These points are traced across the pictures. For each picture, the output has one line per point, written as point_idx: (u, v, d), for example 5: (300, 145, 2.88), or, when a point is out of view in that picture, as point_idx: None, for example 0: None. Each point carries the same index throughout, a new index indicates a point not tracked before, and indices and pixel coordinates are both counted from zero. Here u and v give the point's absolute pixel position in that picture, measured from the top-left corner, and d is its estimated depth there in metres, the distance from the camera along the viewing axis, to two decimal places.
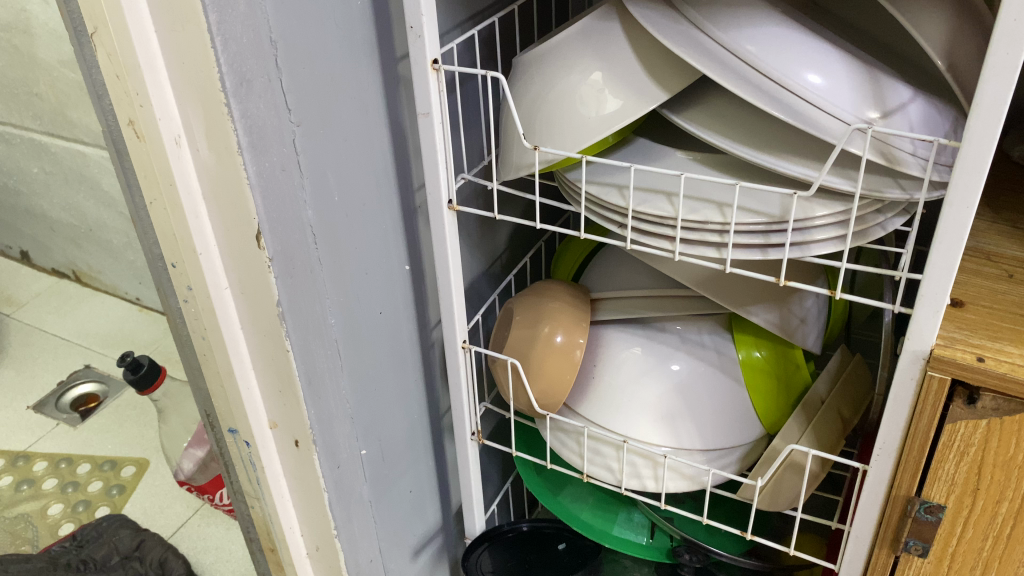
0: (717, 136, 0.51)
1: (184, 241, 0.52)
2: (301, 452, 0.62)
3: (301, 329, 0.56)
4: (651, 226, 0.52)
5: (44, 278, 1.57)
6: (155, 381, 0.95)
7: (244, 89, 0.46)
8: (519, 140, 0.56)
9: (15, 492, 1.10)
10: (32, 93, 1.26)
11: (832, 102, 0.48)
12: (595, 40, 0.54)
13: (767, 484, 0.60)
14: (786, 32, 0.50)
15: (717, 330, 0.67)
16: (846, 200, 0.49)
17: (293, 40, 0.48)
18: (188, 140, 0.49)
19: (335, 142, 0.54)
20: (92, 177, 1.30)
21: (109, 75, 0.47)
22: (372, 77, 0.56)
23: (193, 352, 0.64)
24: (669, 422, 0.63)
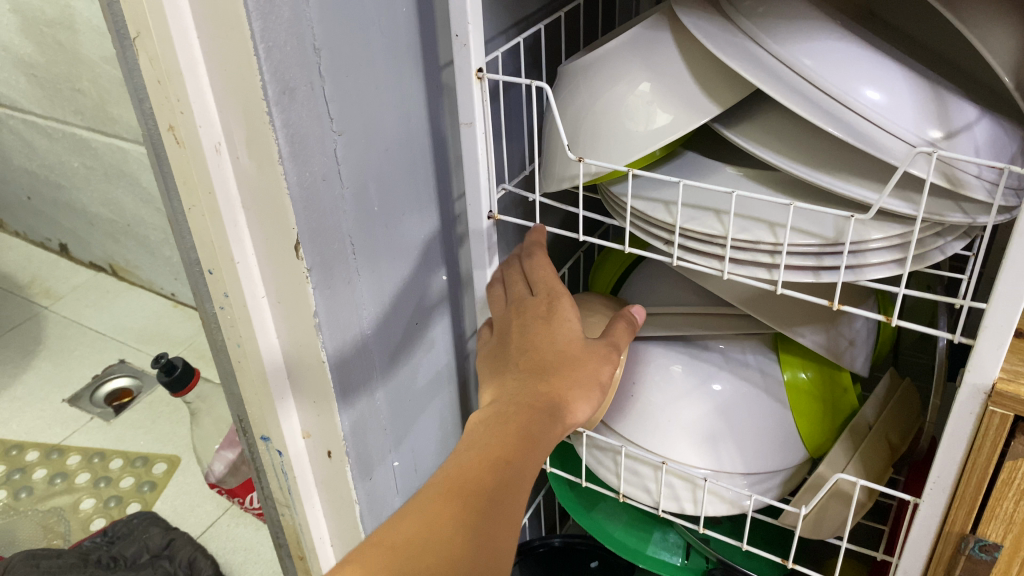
0: (772, 154, 0.49)
1: (222, 249, 0.52)
2: (333, 464, 0.61)
3: (337, 341, 0.55)
4: (699, 244, 0.50)
5: (83, 271, 1.58)
6: (189, 383, 0.95)
7: (287, 97, 0.45)
8: (563, 152, 0.54)
9: (48, 485, 1.11)
10: (75, 88, 1.26)
11: (895, 122, 0.46)
12: (645, 50, 0.53)
13: (810, 513, 0.58)
14: (846, 47, 0.48)
15: (761, 349, 0.65)
16: (905, 223, 0.47)
17: (338, 48, 0.47)
18: (228, 148, 0.48)
19: (377, 150, 0.53)
20: (131, 173, 1.31)
21: (151, 80, 0.47)
22: (415, 85, 0.55)
23: (227, 359, 0.64)
24: (710, 444, 0.61)
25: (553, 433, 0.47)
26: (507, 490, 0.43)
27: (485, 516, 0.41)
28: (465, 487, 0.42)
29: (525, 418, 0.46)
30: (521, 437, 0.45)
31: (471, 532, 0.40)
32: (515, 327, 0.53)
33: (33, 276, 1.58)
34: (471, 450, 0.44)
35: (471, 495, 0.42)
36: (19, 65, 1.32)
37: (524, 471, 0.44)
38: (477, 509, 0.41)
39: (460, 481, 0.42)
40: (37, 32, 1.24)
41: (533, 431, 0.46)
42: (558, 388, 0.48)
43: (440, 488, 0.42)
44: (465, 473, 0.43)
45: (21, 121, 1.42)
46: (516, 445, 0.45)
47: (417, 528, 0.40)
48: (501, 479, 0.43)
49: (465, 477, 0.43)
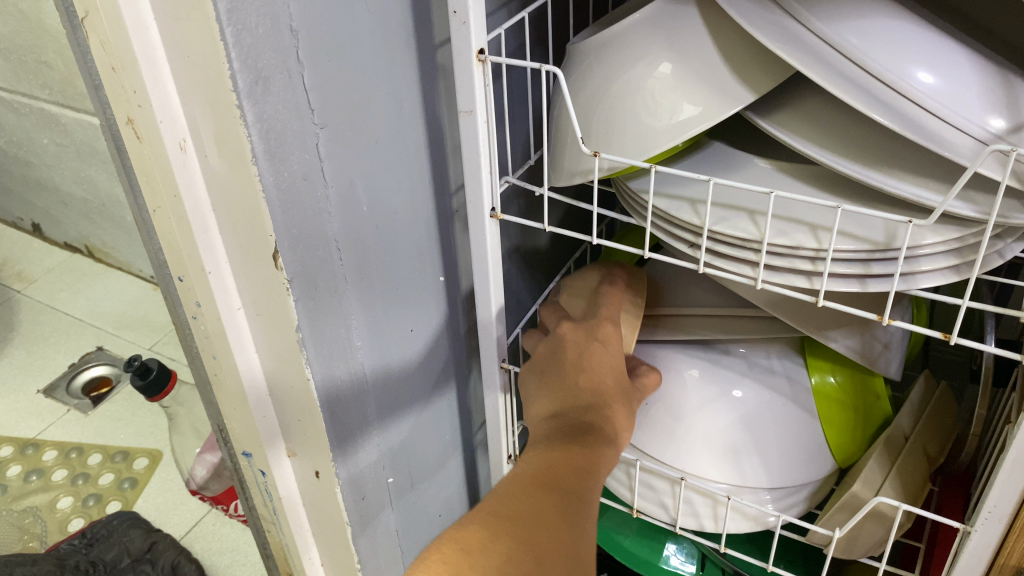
0: (814, 148, 0.43)
1: (191, 258, 0.46)
2: (322, 484, 0.56)
3: (323, 356, 0.49)
4: (730, 248, 0.45)
5: (57, 252, 1.51)
6: (169, 382, 0.89)
7: (260, 88, 0.39)
8: (574, 143, 0.48)
9: (23, 484, 1.06)
10: (40, 61, 1.19)
11: (959, 113, 0.40)
12: (667, 28, 0.46)
13: (843, 535, 0.53)
14: (900, 26, 0.42)
15: (787, 352, 0.60)
16: (964, 225, 0.41)
17: (318, 29, 0.41)
18: (195, 144, 0.42)
19: (365, 143, 0.47)
20: (103, 151, 1.24)
21: (103, 67, 0.40)
22: (407, 68, 0.48)
23: (203, 369, 0.58)
24: (733, 458, 0.57)
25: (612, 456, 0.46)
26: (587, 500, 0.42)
27: (575, 513, 0.40)
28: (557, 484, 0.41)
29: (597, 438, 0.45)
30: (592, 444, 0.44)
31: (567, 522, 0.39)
32: (572, 341, 0.51)
33: (4, 257, 1.51)
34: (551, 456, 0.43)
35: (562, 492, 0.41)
36: None
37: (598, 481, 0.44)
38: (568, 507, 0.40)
39: (547, 479, 0.41)
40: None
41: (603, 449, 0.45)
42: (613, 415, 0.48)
43: (526, 480, 0.41)
44: (551, 473, 0.42)
45: None
46: (593, 453, 0.44)
47: (521, 515, 0.38)
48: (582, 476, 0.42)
49: (551, 477, 0.42)
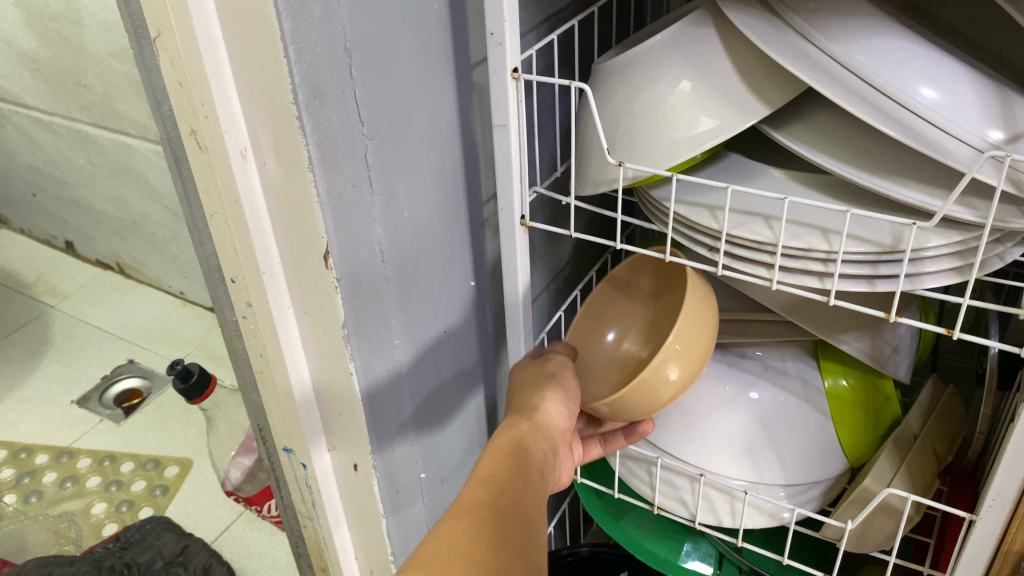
0: (825, 158, 0.46)
1: (247, 259, 0.49)
2: (360, 477, 0.59)
3: (365, 352, 0.52)
4: (747, 251, 0.48)
5: (89, 269, 1.56)
6: (207, 389, 0.92)
7: (317, 101, 0.42)
8: (600, 154, 0.52)
9: (59, 490, 1.09)
10: (79, 84, 1.24)
11: (958, 124, 0.43)
12: (687, 47, 0.50)
13: (855, 527, 0.56)
14: (904, 45, 0.45)
15: (800, 355, 0.63)
16: (966, 229, 0.44)
17: (369, 49, 0.45)
18: (255, 153, 0.46)
19: (408, 154, 0.50)
20: (138, 170, 1.29)
21: (173, 83, 0.44)
22: (445, 85, 0.52)
23: (248, 368, 0.62)
24: (749, 455, 0.59)
25: (536, 451, 0.50)
26: (524, 515, 0.44)
27: (510, 525, 0.42)
28: (481, 509, 0.43)
29: (510, 448, 0.49)
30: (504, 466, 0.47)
31: (507, 540, 0.41)
32: None
33: (38, 274, 1.56)
34: (473, 487, 0.45)
35: (489, 514, 0.42)
36: (22, 60, 1.29)
37: (529, 495, 0.46)
38: (500, 524, 0.42)
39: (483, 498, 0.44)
40: (41, 27, 1.21)
41: (520, 463, 0.48)
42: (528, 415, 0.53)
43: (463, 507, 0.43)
44: (478, 502, 0.43)
45: (25, 116, 1.39)
46: (503, 469, 0.47)
47: (454, 546, 0.39)
48: (504, 491, 0.45)
49: (476, 505, 0.43)
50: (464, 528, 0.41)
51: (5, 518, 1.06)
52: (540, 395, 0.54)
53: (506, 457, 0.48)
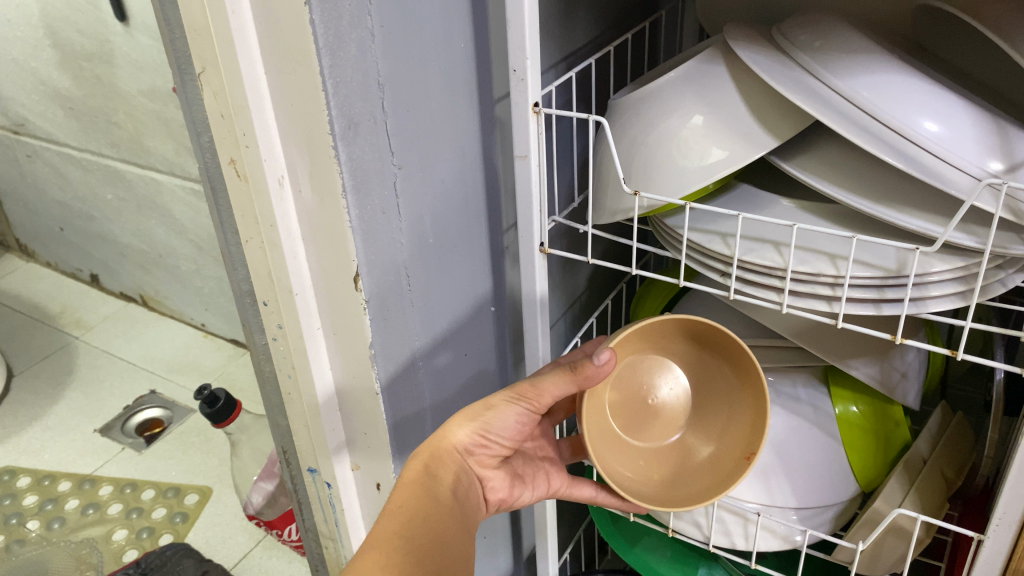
0: (832, 187, 0.49)
1: (280, 281, 0.52)
2: (382, 496, 0.61)
3: (390, 373, 0.55)
4: (757, 276, 0.50)
5: (112, 301, 1.60)
6: (231, 414, 0.95)
7: (351, 132, 0.45)
8: (616, 184, 0.54)
9: (81, 516, 1.11)
10: (110, 121, 1.28)
11: (958, 155, 0.45)
12: (699, 83, 0.53)
13: (866, 549, 0.57)
14: (905, 81, 0.48)
15: (811, 381, 0.65)
16: (968, 255, 0.46)
17: (399, 84, 0.48)
18: (291, 181, 0.48)
19: (433, 183, 0.53)
20: (164, 205, 1.33)
21: (215, 115, 0.47)
22: (469, 119, 0.55)
23: (275, 390, 0.64)
24: (763, 478, 0.61)
25: (444, 482, 0.52)
26: (438, 539, 0.48)
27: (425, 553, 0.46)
28: (393, 543, 0.46)
29: (419, 476, 0.51)
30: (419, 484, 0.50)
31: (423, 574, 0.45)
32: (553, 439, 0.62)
33: (63, 305, 1.59)
34: (385, 518, 0.48)
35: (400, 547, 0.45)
36: (55, 98, 1.34)
37: (442, 519, 0.49)
38: (414, 558, 0.45)
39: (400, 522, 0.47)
40: (76, 67, 1.26)
41: (425, 485, 0.51)
42: (441, 438, 0.53)
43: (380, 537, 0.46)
44: (388, 534, 0.46)
45: (56, 153, 1.43)
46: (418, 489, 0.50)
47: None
48: (420, 513, 0.49)
49: (387, 537, 0.46)
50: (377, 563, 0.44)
51: (28, 544, 1.08)
52: (453, 419, 0.54)
53: (413, 482, 0.51)
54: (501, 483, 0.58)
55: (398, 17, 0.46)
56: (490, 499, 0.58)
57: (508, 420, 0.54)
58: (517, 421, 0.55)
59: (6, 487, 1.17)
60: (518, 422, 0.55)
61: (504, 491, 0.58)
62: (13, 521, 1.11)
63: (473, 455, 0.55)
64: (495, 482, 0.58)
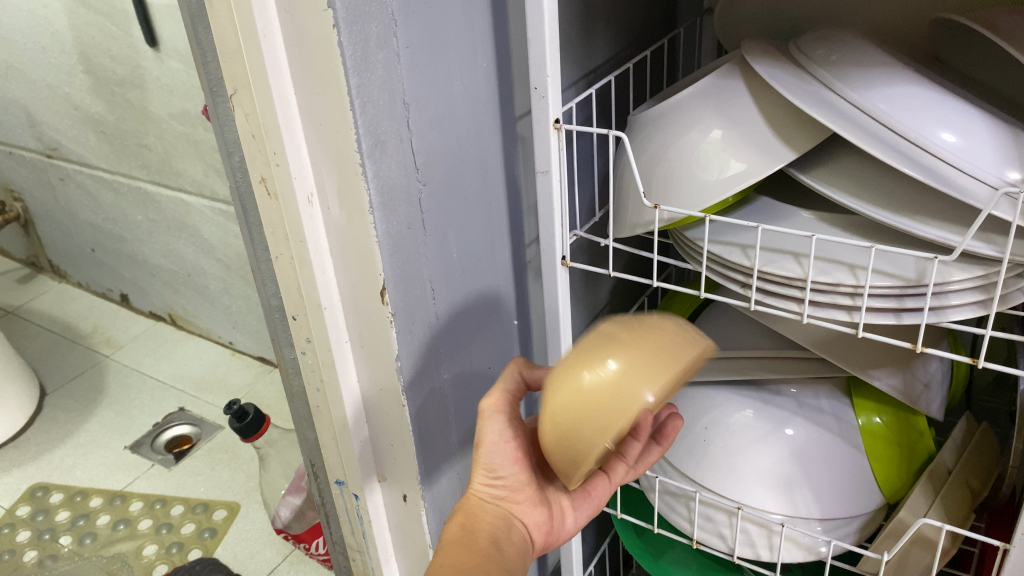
0: (850, 198, 0.49)
1: (310, 296, 0.53)
2: (408, 507, 0.62)
3: (416, 386, 0.56)
4: (778, 287, 0.51)
5: (142, 320, 1.62)
6: (260, 429, 0.96)
7: (378, 150, 0.47)
8: (637, 198, 0.55)
9: (112, 532, 1.13)
10: (141, 144, 1.32)
11: (974, 164, 0.46)
12: (717, 98, 0.54)
13: (891, 559, 0.56)
14: (921, 92, 0.48)
15: (834, 393, 0.65)
16: (988, 263, 0.46)
17: (424, 103, 0.49)
18: (320, 199, 0.50)
19: (457, 198, 0.54)
20: (193, 225, 1.35)
21: (246, 135, 0.49)
22: (491, 136, 0.56)
23: (303, 403, 0.65)
24: (787, 490, 0.60)
25: (480, 534, 0.53)
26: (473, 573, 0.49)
27: None
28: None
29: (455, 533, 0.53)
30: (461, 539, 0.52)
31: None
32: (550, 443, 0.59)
33: (94, 325, 1.63)
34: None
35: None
36: (88, 123, 1.38)
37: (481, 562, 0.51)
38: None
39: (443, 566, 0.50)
40: (108, 91, 1.30)
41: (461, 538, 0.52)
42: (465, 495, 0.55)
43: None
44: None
45: (88, 176, 1.47)
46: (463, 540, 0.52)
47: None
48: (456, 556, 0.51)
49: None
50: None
51: (61, 559, 1.10)
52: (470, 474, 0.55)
53: (454, 539, 0.52)
54: (541, 513, 0.55)
55: (423, 38, 0.48)
56: (537, 538, 0.55)
57: (507, 446, 0.54)
58: (509, 440, 0.54)
59: (39, 503, 1.20)
60: (515, 444, 0.54)
61: (547, 524, 0.56)
62: (46, 536, 1.14)
63: (505, 496, 0.55)
64: (534, 518, 0.55)
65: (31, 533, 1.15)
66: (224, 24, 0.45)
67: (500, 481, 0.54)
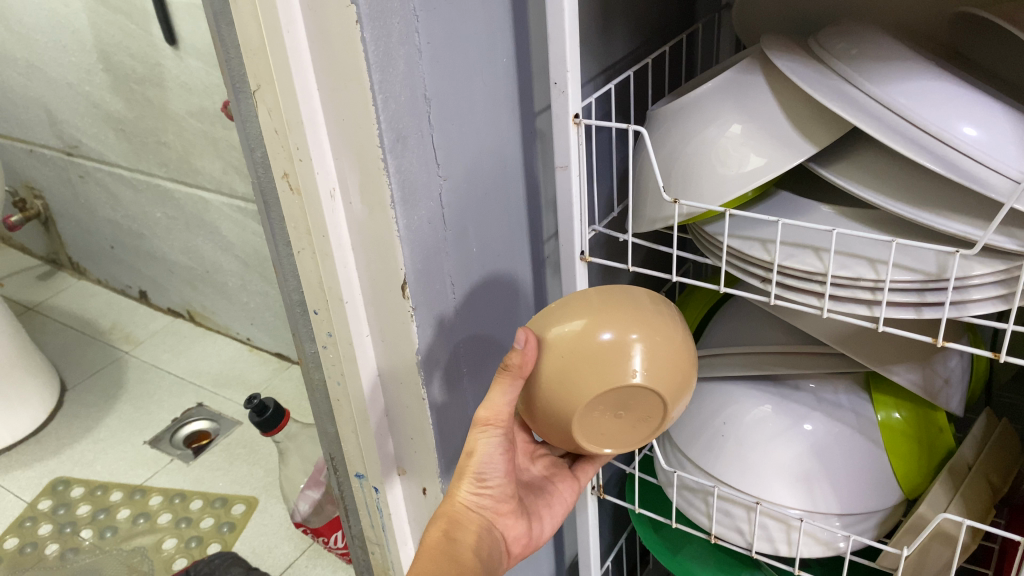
0: (870, 193, 0.49)
1: (331, 290, 0.54)
2: (428, 500, 0.63)
3: (435, 379, 0.56)
4: (798, 281, 0.51)
5: (161, 317, 1.64)
6: (279, 423, 0.97)
7: (400, 145, 0.47)
8: (656, 193, 0.55)
9: (132, 525, 1.15)
10: (160, 142, 1.33)
11: (995, 157, 0.46)
12: (737, 93, 0.54)
13: (911, 555, 0.56)
14: (941, 86, 0.48)
15: (853, 388, 0.65)
16: (1010, 258, 0.46)
17: (445, 98, 0.50)
18: (342, 193, 0.50)
19: (477, 193, 0.55)
20: (212, 222, 1.36)
21: (269, 131, 0.49)
22: (510, 131, 0.57)
23: (323, 398, 0.66)
24: (805, 484, 0.60)
25: (464, 547, 0.53)
26: None
27: None
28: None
29: (436, 543, 0.52)
30: (443, 551, 0.52)
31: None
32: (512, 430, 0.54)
33: (113, 321, 1.64)
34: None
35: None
36: (108, 121, 1.39)
37: None
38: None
39: None
40: (128, 89, 1.31)
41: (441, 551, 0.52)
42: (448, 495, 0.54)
43: None
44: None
45: (107, 173, 1.48)
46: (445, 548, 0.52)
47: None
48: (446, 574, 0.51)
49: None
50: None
51: (82, 552, 1.11)
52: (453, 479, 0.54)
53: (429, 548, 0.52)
54: (519, 526, 0.57)
55: (444, 35, 0.48)
56: (515, 548, 0.57)
57: (499, 459, 0.53)
58: (502, 452, 0.53)
59: (60, 497, 1.21)
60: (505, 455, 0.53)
61: (525, 535, 0.57)
62: (67, 530, 1.15)
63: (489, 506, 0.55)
64: (515, 527, 0.56)
65: (52, 526, 1.16)
66: (248, 21, 0.45)
67: (485, 492, 0.54)
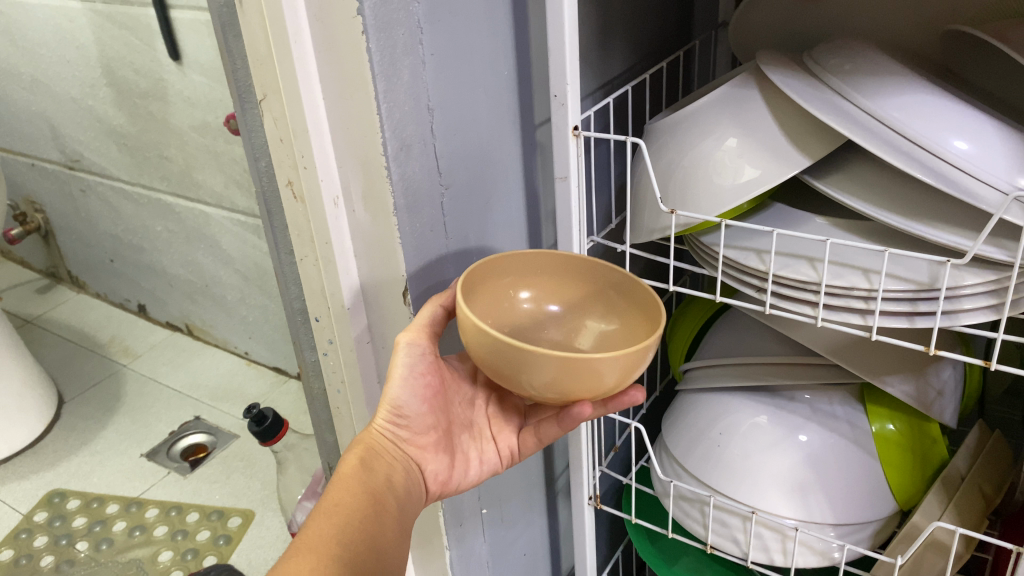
0: (863, 204, 0.50)
1: (333, 297, 0.54)
2: (427, 509, 0.63)
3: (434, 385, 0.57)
4: (793, 291, 0.51)
5: (159, 331, 1.64)
6: (277, 434, 0.97)
7: (404, 153, 0.48)
8: (654, 204, 0.56)
9: (128, 537, 1.15)
10: (162, 156, 1.34)
11: (983, 169, 0.47)
12: (732, 106, 0.55)
13: (905, 562, 0.56)
14: (931, 100, 0.50)
15: (848, 399, 0.65)
16: (1001, 268, 0.46)
17: (448, 108, 0.51)
18: (345, 202, 0.51)
19: (477, 202, 0.56)
20: (212, 236, 1.37)
21: (274, 139, 0.50)
22: (509, 142, 0.58)
23: (323, 405, 0.66)
24: (800, 494, 0.61)
25: (379, 474, 0.52)
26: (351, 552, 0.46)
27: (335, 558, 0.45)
28: (329, 550, 0.45)
29: (353, 469, 0.52)
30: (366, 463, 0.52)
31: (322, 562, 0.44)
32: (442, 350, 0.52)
33: (112, 335, 1.64)
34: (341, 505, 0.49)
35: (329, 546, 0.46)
36: (111, 135, 1.40)
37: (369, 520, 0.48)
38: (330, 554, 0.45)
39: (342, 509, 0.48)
40: (131, 104, 1.32)
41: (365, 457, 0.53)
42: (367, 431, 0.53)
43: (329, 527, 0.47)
44: (325, 513, 0.48)
45: (108, 187, 1.49)
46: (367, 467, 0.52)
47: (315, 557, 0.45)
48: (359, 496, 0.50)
49: (322, 543, 0.45)
50: (313, 548, 0.45)
51: (77, 564, 1.11)
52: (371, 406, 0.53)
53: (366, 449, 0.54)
54: (437, 461, 0.57)
55: (447, 47, 0.49)
56: (433, 485, 0.57)
57: (412, 387, 0.53)
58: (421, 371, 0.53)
59: (56, 509, 1.21)
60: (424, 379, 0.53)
61: (444, 472, 0.57)
62: (63, 542, 1.15)
63: (401, 439, 0.55)
64: (432, 463, 0.57)
65: (48, 537, 1.16)
66: (258, 31, 0.47)
67: (403, 424, 0.55)
